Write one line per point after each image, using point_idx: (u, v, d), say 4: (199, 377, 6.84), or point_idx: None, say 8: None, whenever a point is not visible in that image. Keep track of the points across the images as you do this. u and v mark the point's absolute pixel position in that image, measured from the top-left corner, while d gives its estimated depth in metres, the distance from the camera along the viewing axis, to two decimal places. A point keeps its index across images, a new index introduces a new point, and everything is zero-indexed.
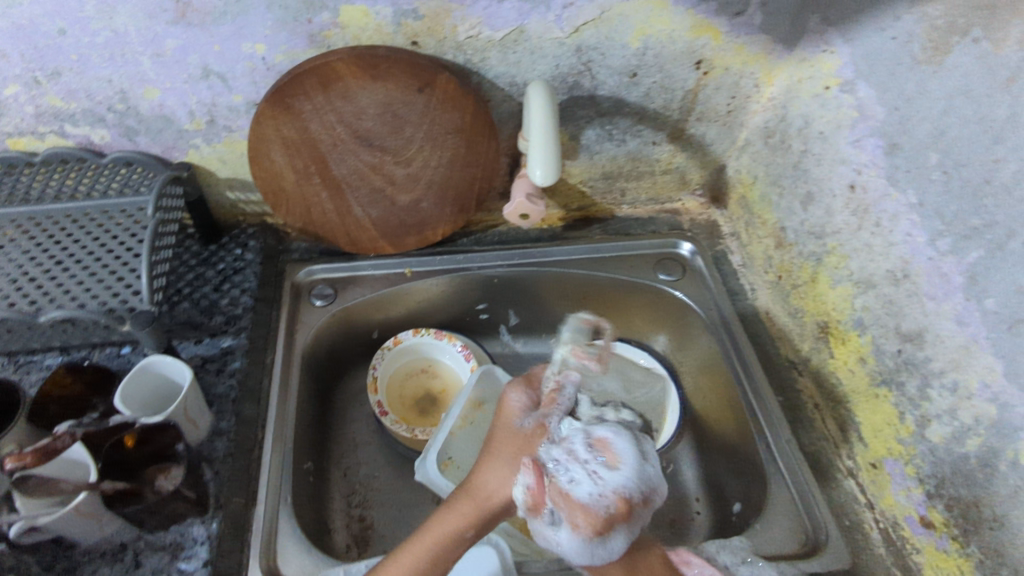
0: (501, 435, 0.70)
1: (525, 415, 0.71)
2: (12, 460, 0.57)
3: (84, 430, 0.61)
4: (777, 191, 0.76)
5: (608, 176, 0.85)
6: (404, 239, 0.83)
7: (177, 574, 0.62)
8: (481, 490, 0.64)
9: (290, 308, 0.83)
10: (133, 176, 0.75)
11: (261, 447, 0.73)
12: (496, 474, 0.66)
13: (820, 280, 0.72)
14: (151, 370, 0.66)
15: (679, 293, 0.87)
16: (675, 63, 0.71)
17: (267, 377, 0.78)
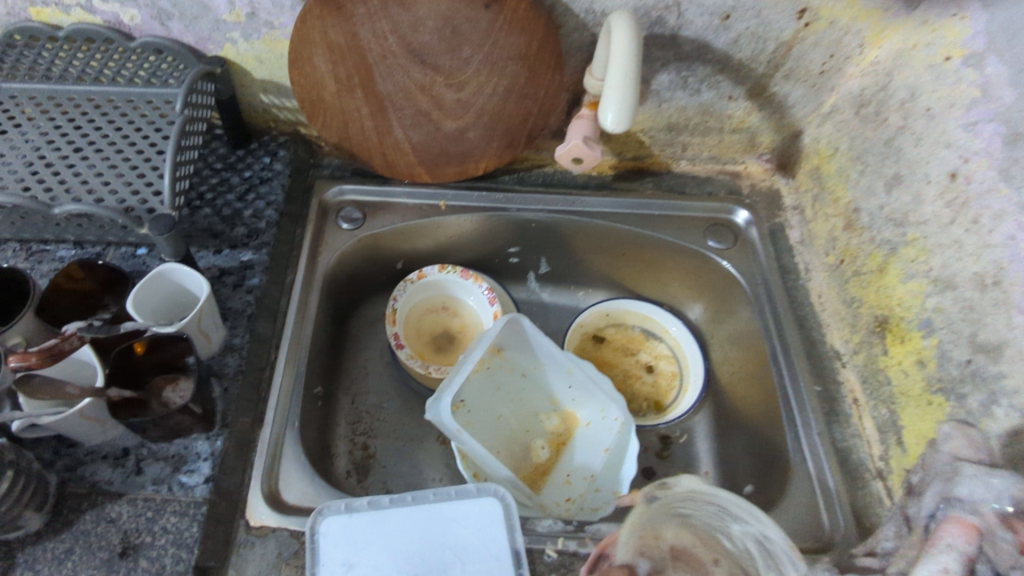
0: None
1: None
2: (16, 359, 0.50)
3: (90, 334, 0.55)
4: (859, 168, 0.70)
5: (672, 128, 0.78)
6: (443, 169, 0.77)
7: (179, 488, 0.60)
8: None
9: (315, 228, 0.79)
10: (162, 65, 0.69)
11: (273, 369, 0.71)
12: None
13: (890, 271, 0.66)
14: (166, 277, 0.62)
15: (726, 263, 0.81)
16: (776, 9, 0.63)
17: (285, 299, 0.74)
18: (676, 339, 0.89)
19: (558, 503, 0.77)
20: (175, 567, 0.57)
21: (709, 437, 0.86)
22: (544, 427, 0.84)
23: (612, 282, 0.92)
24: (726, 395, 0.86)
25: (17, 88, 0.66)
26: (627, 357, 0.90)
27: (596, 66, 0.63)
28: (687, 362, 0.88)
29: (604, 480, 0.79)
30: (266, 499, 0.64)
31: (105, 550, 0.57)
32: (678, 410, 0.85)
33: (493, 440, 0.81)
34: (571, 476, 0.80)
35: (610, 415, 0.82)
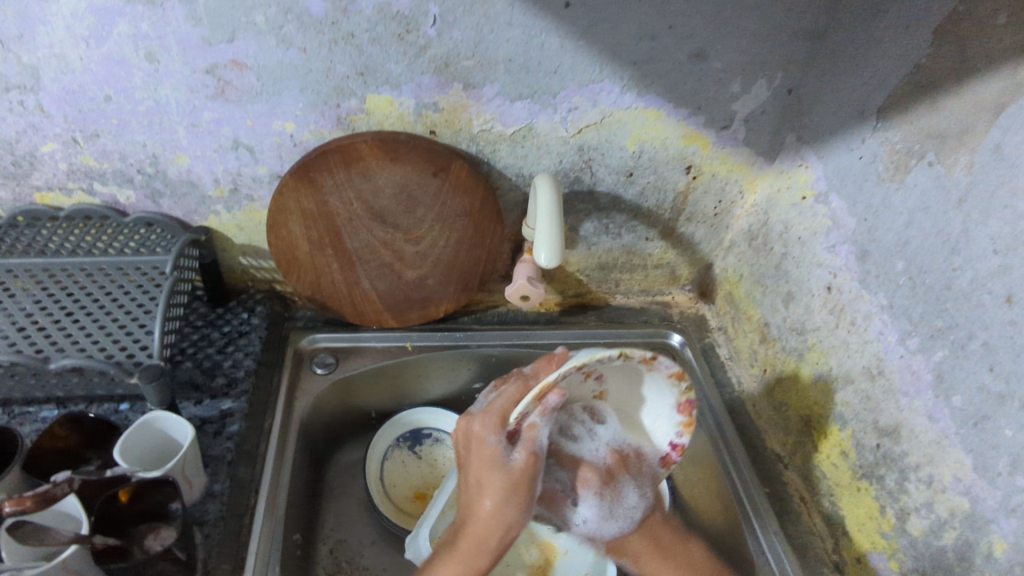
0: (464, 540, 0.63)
1: (515, 450, 0.64)
2: (11, 504, 0.54)
3: (82, 478, 0.58)
4: (761, 289, 0.82)
5: (603, 267, 0.90)
6: (407, 313, 0.86)
7: None
8: (476, 524, 0.63)
9: (291, 375, 0.84)
10: (151, 236, 0.78)
11: (253, 514, 0.71)
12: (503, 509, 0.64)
13: (802, 374, 0.75)
14: (153, 426, 0.67)
15: None
16: (668, 166, 0.77)
17: (264, 443, 0.77)
18: None
19: None
20: None
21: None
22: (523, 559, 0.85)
23: None
24: (691, 509, 0.87)
25: (15, 262, 0.73)
26: None
27: (527, 216, 0.75)
28: None
29: None
30: None
31: None
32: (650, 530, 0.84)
33: None
34: None
35: (585, 538, 0.84)
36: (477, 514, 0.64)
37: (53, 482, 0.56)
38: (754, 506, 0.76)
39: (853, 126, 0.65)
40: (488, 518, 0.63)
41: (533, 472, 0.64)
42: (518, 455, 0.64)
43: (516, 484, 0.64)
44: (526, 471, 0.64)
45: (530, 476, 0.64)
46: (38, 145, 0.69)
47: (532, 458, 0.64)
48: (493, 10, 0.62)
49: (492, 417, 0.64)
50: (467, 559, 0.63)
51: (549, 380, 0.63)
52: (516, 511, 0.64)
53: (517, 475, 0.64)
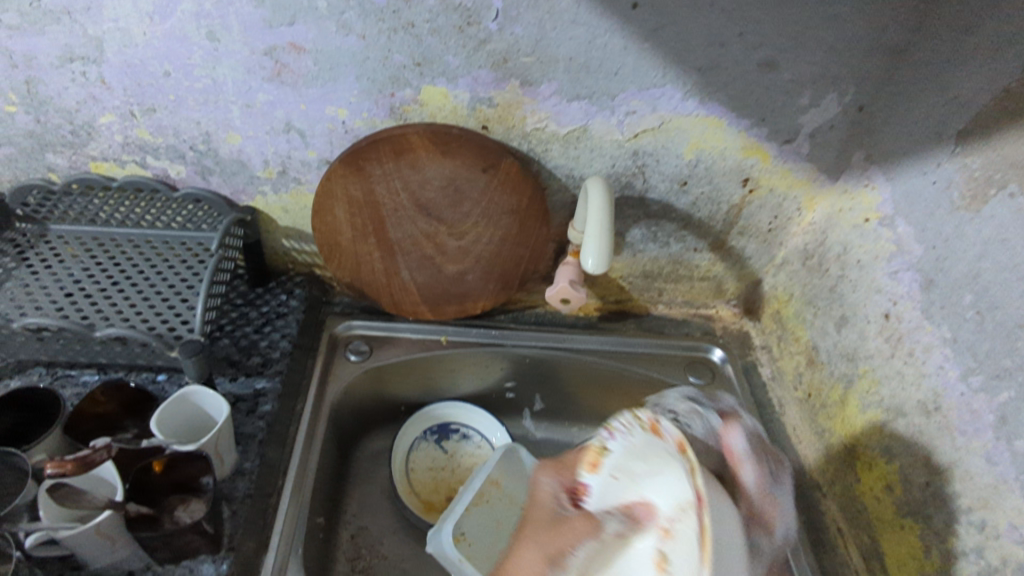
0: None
1: (562, 504, 0.60)
2: (52, 466, 0.58)
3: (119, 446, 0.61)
4: (812, 311, 0.79)
5: (647, 275, 0.88)
6: (444, 307, 0.86)
7: None
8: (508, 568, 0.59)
9: (325, 359, 0.85)
10: (198, 212, 0.79)
11: (279, 493, 0.72)
12: (529, 556, 0.58)
13: (850, 402, 0.72)
14: (189, 400, 0.66)
15: (707, 398, 0.85)
16: (724, 177, 0.75)
17: (294, 425, 0.77)
18: None
19: None
20: None
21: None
22: None
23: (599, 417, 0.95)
24: None
25: (67, 231, 0.77)
26: None
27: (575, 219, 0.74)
28: None
29: None
30: None
31: None
32: None
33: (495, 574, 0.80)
34: None
35: None
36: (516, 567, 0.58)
37: (92, 448, 0.60)
38: None
39: (927, 148, 0.62)
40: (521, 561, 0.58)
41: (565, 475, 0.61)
42: (572, 510, 0.59)
43: (547, 520, 0.59)
44: (580, 531, 0.56)
45: (575, 532, 0.56)
46: (96, 116, 0.70)
47: (587, 519, 0.57)
48: (559, 8, 0.60)
49: (551, 465, 0.63)
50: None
51: (584, 479, 0.59)
52: (577, 526, 0.56)
53: (564, 471, 0.61)
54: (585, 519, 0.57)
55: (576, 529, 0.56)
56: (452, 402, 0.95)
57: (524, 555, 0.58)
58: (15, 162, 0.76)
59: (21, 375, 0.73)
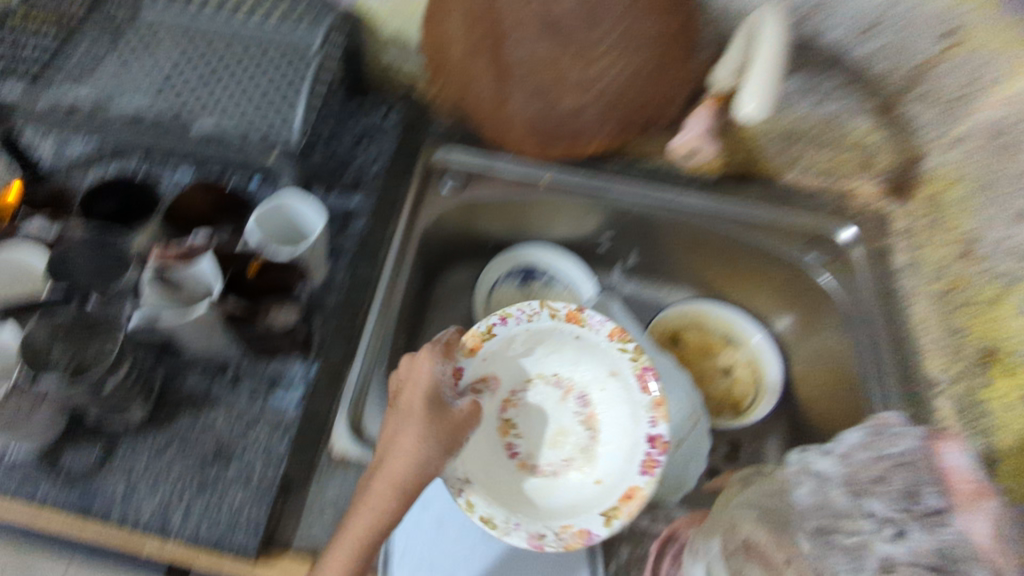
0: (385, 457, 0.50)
1: (446, 393, 0.55)
2: (157, 255, 0.57)
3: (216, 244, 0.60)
4: (983, 198, 0.67)
5: (788, 136, 0.76)
6: (554, 147, 0.76)
7: (272, 407, 0.62)
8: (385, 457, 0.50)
9: (419, 184, 0.80)
10: (297, 8, 0.72)
11: (366, 312, 0.70)
12: (411, 439, 0.50)
13: (1004, 303, 0.63)
14: (284, 210, 0.65)
15: (824, 276, 0.79)
16: (925, 25, 0.62)
17: (385, 246, 0.75)
18: (755, 350, 0.88)
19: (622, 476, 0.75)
20: (264, 475, 0.58)
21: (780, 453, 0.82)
22: None
23: (698, 281, 0.91)
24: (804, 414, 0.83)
25: (157, 18, 0.72)
26: (703, 359, 0.88)
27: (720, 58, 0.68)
28: (765, 370, 0.86)
29: None
30: (350, 429, 0.63)
31: (199, 453, 0.59)
32: (753, 416, 0.83)
33: None
34: None
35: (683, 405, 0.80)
36: (401, 430, 0.51)
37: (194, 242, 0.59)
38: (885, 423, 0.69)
39: None
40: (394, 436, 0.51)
41: (405, 392, 0.54)
42: (460, 402, 0.55)
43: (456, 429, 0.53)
44: (423, 395, 0.53)
45: (455, 418, 0.53)
46: None
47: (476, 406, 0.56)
48: None
49: (439, 348, 0.59)
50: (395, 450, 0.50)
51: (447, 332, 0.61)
52: (404, 428, 0.51)
53: (412, 391, 0.54)
54: (413, 390, 0.54)
55: (446, 433, 0.52)
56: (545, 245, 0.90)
57: (408, 433, 0.50)
58: None
59: (117, 159, 0.72)
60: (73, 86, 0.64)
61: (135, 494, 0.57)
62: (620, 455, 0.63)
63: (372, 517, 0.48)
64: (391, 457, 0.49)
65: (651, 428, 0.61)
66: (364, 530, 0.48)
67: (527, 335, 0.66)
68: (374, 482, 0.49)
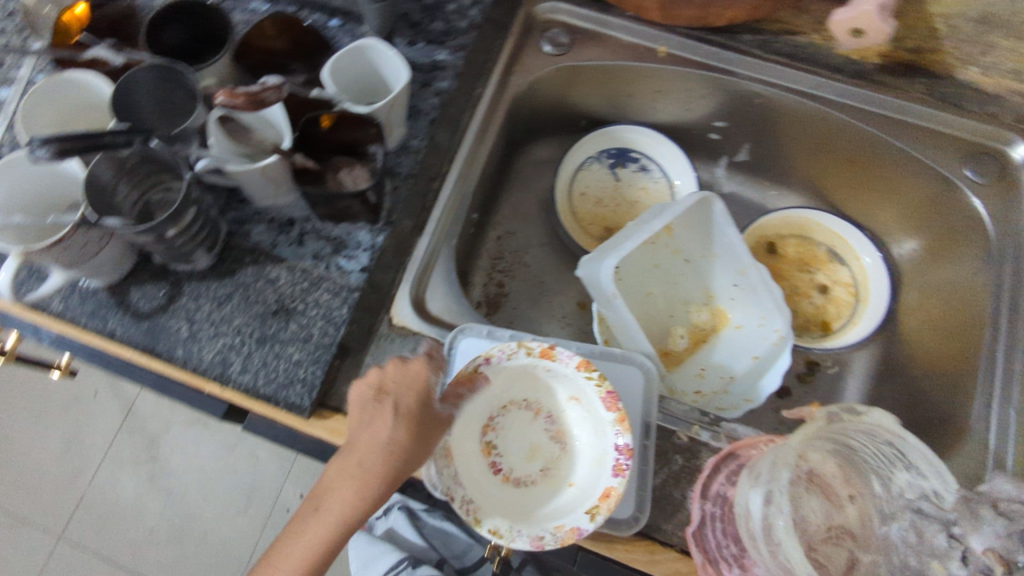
0: (357, 449, 0.42)
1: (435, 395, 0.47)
2: (223, 96, 0.50)
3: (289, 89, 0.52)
4: None
5: (985, 21, 0.58)
6: (679, 9, 0.66)
7: (335, 270, 0.57)
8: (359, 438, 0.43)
9: (515, 43, 0.70)
10: None
11: (442, 182, 0.65)
12: (379, 430, 0.43)
13: None
14: (365, 54, 0.56)
15: (976, 201, 0.65)
16: None
17: (469, 113, 0.68)
18: (866, 274, 0.76)
19: (686, 391, 0.70)
20: (320, 341, 0.55)
21: (865, 381, 0.72)
22: (691, 318, 0.74)
23: (811, 188, 0.79)
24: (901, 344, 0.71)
25: None
26: (802, 274, 0.79)
27: None
28: (869, 297, 0.75)
29: (740, 386, 0.70)
30: (412, 306, 0.61)
31: (260, 305, 0.56)
32: (845, 342, 0.74)
33: (638, 316, 0.73)
34: (706, 370, 0.72)
35: (770, 325, 0.69)
36: (368, 427, 0.43)
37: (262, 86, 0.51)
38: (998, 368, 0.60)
39: None
40: (374, 423, 0.43)
41: (389, 376, 0.46)
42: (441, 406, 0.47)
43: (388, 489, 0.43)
44: (406, 386, 0.46)
45: (428, 408, 0.45)
46: None
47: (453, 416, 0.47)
48: None
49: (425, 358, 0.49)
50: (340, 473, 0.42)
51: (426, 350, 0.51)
52: (380, 425, 0.43)
53: (408, 385, 0.46)
54: (398, 386, 0.45)
55: (425, 443, 0.44)
56: (644, 130, 0.81)
57: (381, 430, 0.43)
58: None
59: None
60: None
61: (199, 337, 0.56)
62: (593, 458, 0.51)
63: (345, 505, 0.41)
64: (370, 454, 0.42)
65: (615, 438, 0.49)
66: (330, 517, 0.40)
67: (508, 374, 0.53)
68: (337, 476, 0.42)
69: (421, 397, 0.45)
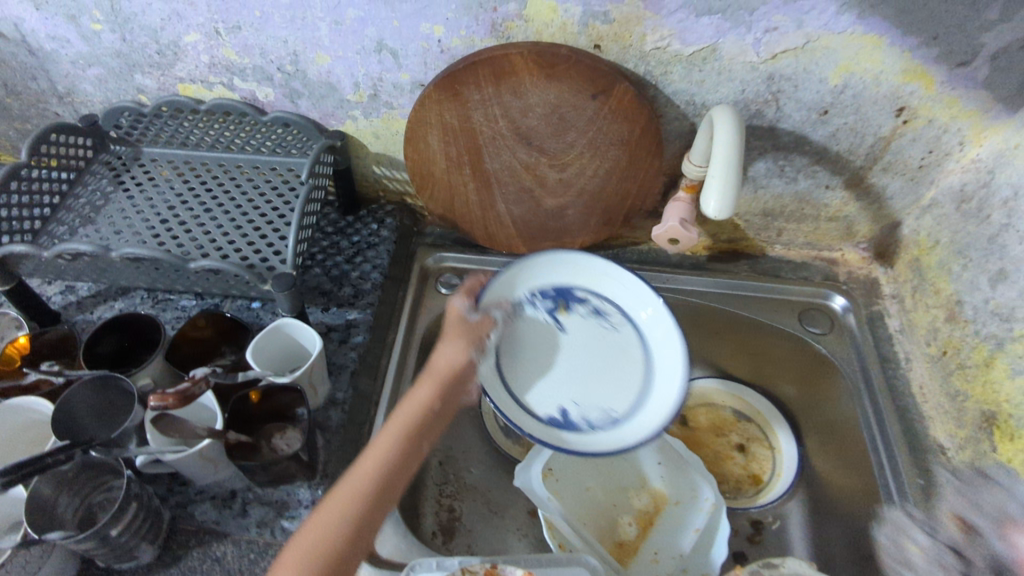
0: (387, 438, 0.50)
1: (472, 308, 0.65)
2: (156, 399, 0.56)
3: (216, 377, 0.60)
4: (961, 262, 0.68)
5: (767, 214, 0.80)
6: (540, 242, 0.80)
7: (281, 532, 0.62)
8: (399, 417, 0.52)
9: (417, 291, 0.82)
10: (288, 137, 0.75)
11: (371, 425, 0.71)
12: (428, 385, 0.55)
13: (996, 369, 0.63)
14: (282, 330, 0.65)
15: (823, 349, 0.80)
16: (875, 106, 0.64)
17: (386, 357, 0.76)
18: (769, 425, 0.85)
19: None
20: None
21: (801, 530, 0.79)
22: (631, 502, 0.80)
23: (699, 360, 0.90)
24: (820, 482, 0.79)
25: (158, 153, 0.77)
26: (718, 438, 0.85)
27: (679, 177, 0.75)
28: (780, 446, 0.83)
29: (694, 561, 0.73)
30: None
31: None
32: (772, 496, 0.80)
33: (581, 510, 0.77)
34: (658, 554, 0.75)
35: (702, 495, 0.76)
36: (404, 406, 0.53)
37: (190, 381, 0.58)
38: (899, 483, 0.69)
39: None
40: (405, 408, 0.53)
41: (453, 319, 0.63)
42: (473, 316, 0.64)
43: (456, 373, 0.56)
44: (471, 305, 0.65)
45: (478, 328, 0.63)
46: (181, 34, 0.66)
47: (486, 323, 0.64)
48: None
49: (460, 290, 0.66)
50: (361, 465, 0.48)
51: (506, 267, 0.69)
52: (421, 388, 0.54)
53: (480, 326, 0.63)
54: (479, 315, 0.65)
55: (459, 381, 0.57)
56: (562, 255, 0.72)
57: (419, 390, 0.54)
58: (105, 84, 0.73)
59: (125, 298, 0.75)
60: (72, 236, 0.68)
61: None
62: None
63: (415, 417, 0.52)
64: (414, 413, 0.52)
65: None
66: (401, 423, 0.51)
67: None
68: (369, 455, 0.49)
69: (459, 324, 0.62)
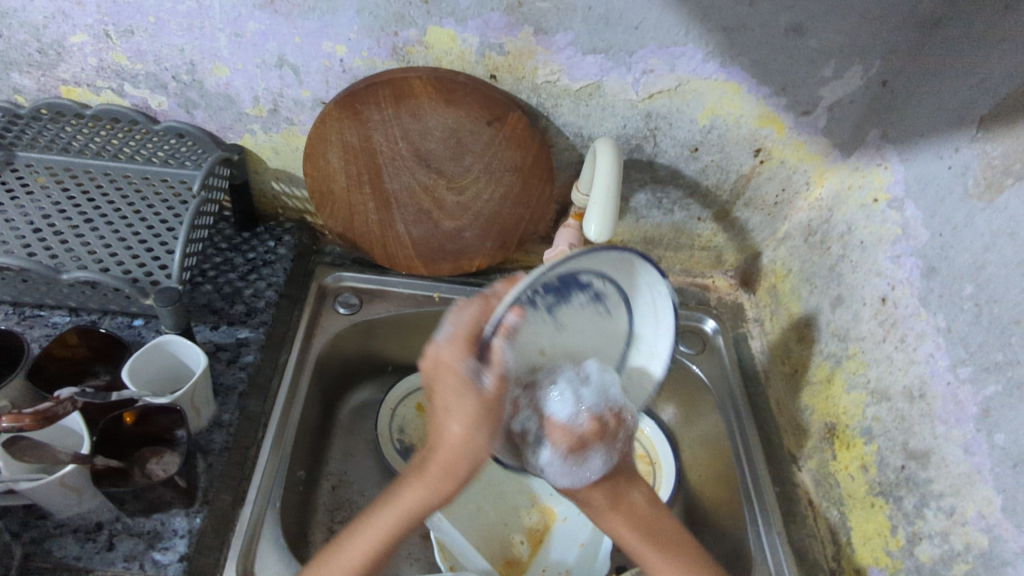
0: (397, 513, 0.51)
1: (484, 371, 0.49)
2: (8, 419, 0.50)
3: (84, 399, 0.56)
4: (809, 287, 0.77)
5: (648, 242, 0.87)
6: (438, 263, 0.82)
7: (150, 565, 0.56)
8: (436, 467, 0.50)
9: (313, 309, 0.81)
10: (182, 149, 0.73)
11: (258, 448, 0.69)
12: (471, 448, 0.49)
13: (836, 382, 0.71)
14: (162, 347, 0.62)
15: (696, 367, 0.86)
16: (736, 146, 0.73)
17: (277, 377, 0.75)
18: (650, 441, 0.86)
19: None
20: None
21: None
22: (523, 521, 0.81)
23: None
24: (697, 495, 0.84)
25: (35, 158, 0.70)
26: None
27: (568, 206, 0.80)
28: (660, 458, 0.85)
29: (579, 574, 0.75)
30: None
31: None
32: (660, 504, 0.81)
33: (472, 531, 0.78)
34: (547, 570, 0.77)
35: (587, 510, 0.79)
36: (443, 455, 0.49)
37: (53, 401, 0.53)
38: (755, 485, 0.74)
39: (945, 131, 0.59)
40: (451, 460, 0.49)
41: (446, 383, 0.49)
42: (488, 379, 0.49)
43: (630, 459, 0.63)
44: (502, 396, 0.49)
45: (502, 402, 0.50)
46: (67, 34, 0.64)
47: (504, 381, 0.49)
48: None
49: (455, 342, 0.49)
50: (378, 523, 0.52)
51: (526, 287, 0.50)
52: (477, 441, 0.49)
53: (453, 391, 0.49)
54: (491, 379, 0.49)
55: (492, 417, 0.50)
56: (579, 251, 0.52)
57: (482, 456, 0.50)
58: None
59: None
60: None
61: None
62: None
63: (465, 458, 0.50)
64: (454, 467, 0.50)
65: None
66: (442, 476, 0.50)
67: None
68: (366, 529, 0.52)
69: (450, 371, 0.48)
